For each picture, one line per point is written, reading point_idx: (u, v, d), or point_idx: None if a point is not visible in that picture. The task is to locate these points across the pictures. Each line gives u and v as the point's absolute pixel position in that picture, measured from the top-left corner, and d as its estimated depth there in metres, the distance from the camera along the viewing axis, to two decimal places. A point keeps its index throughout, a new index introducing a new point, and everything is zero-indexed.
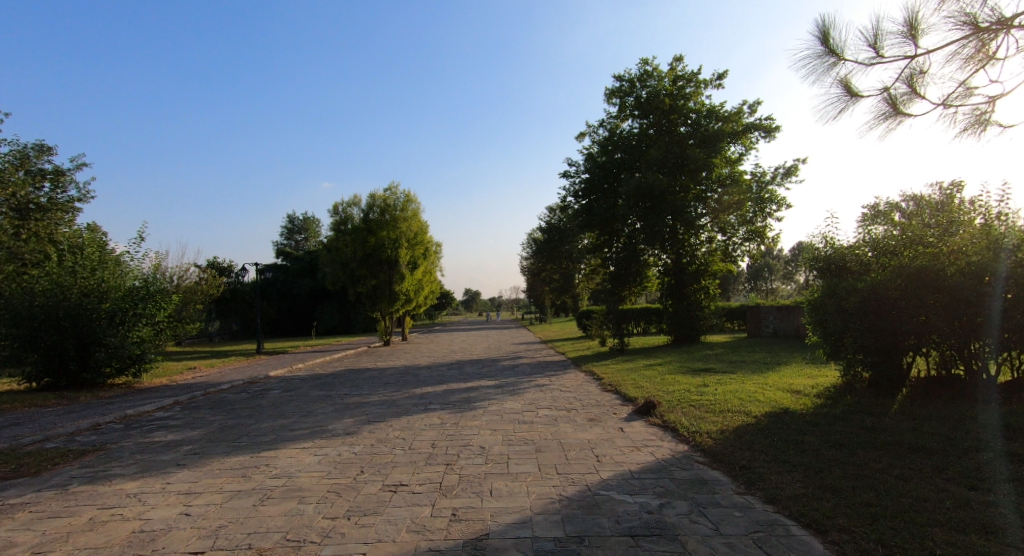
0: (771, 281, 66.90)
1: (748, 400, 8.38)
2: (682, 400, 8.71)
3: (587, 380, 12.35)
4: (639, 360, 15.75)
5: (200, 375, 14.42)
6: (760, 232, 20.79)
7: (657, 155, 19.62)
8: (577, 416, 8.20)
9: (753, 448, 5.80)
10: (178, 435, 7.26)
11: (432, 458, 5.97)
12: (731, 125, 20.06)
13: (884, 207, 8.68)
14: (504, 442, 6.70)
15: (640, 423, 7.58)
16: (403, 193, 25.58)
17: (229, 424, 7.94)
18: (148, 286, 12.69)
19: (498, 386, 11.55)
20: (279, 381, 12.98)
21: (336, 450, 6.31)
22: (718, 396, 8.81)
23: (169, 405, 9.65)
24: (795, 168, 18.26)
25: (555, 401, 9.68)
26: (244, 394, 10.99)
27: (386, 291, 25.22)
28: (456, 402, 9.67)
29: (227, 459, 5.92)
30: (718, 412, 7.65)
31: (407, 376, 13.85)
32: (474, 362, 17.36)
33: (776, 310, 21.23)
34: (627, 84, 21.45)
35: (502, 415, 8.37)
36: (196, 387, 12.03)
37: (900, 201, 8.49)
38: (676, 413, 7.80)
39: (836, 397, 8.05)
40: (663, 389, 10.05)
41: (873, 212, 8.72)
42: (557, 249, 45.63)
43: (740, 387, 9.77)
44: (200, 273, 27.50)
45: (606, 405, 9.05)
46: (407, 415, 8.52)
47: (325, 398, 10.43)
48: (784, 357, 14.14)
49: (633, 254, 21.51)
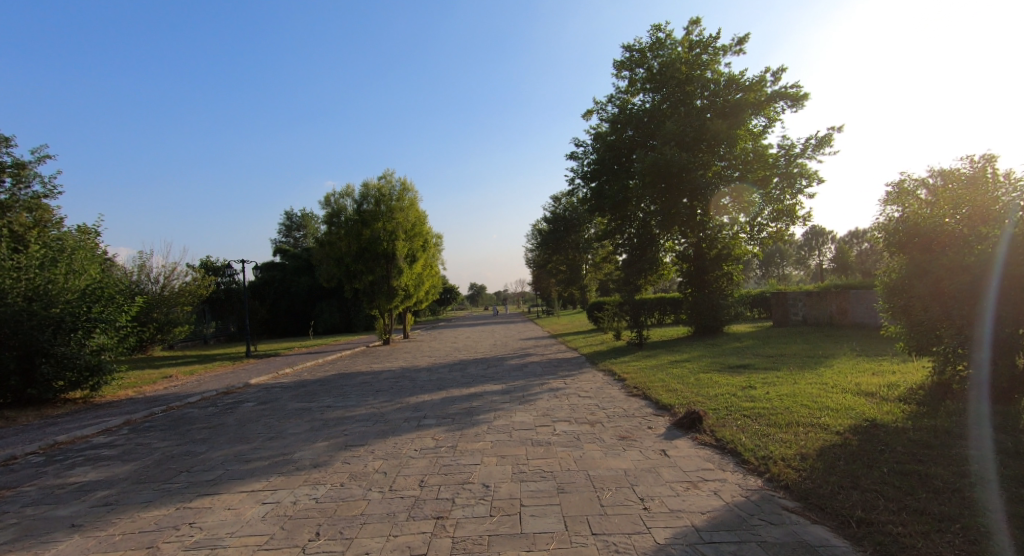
0: (783, 267, 65.19)
1: (817, 406, 6.79)
2: (732, 408, 7.10)
3: (607, 382, 10.76)
4: (663, 356, 14.16)
5: (176, 384, 12.94)
6: (786, 209, 19.14)
7: (674, 129, 17.87)
8: (604, 434, 6.60)
9: (862, 487, 4.20)
10: (103, 471, 5.71)
11: (417, 510, 4.37)
12: (755, 94, 18.36)
13: (911, 182, 7.20)
14: (514, 477, 5.11)
15: (686, 443, 5.97)
16: (399, 181, 23.99)
17: (175, 453, 6.37)
18: (105, 287, 11.21)
19: (505, 392, 9.96)
20: (258, 391, 11.46)
21: (291, 497, 4.73)
22: (776, 403, 7.23)
23: (116, 426, 8.16)
24: (828, 138, 16.60)
25: (574, 411, 8.08)
26: (211, 409, 9.47)
27: (384, 286, 23.71)
28: (456, 416, 8.06)
29: (138, 517, 4.33)
30: (784, 426, 6.06)
31: (402, 381, 12.28)
32: (479, 361, 15.78)
33: (805, 296, 19.55)
34: (638, 54, 19.80)
35: (510, 435, 6.77)
36: (160, 401, 10.52)
37: (929, 179, 6.96)
38: (731, 427, 6.21)
39: (931, 403, 6.49)
40: (704, 393, 8.43)
41: (898, 190, 7.27)
42: (562, 240, 44.28)
43: (797, 388, 8.18)
44: (188, 271, 26.02)
45: (637, 417, 7.43)
46: (395, 436, 6.92)
47: (303, 412, 8.85)
48: (829, 350, 12.48)
49: (649, 239, 20.07)
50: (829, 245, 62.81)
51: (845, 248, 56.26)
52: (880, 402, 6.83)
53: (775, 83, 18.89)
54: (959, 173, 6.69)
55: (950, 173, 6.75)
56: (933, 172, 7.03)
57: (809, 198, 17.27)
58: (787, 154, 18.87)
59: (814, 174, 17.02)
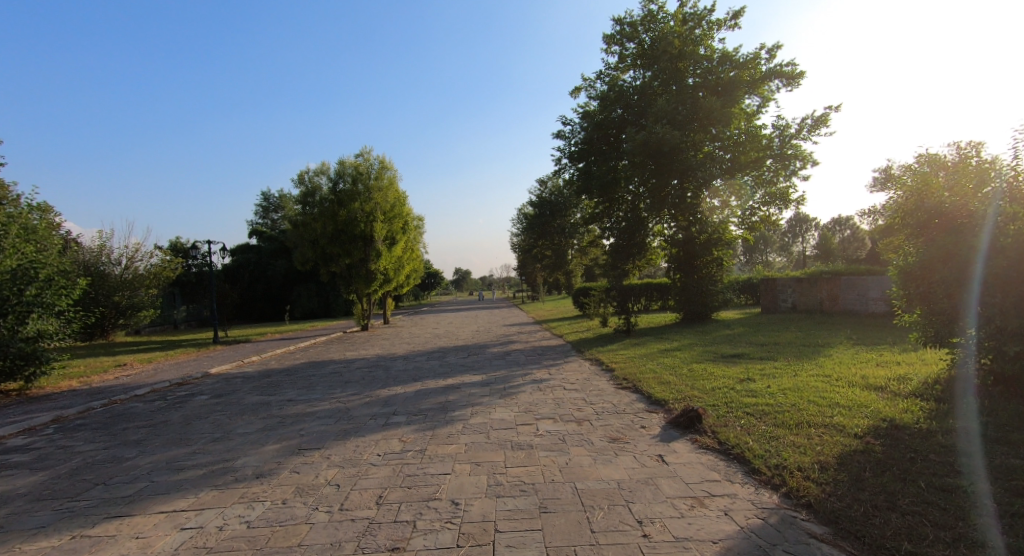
0: (766, 252, 65.35)
1: (827, 403, 6.06)
2: (733, 405, 6.39)
3: (595, 373, 10.05)
4: (652, 344, 13.52)
5: (128, 374, 12.01)
6: (779, 193, 18.57)
7: (665, 107, 17.14)
8: (593, 435, 5.88)
9: (900, 508, 3.48)
10: (2, 485, 4.84)
11: (368, 538, 3.58)
12: (749, 72, 17.67)
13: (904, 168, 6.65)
14: (488, 491, 4.34)
15: (686, 446, 5.24)
16: (377, 158, 22.95)
17: (98, 459, 5.51)
18: (40, 267, 10.19)
19: (484, 384, 9.20)
20: (216, 382, 10.56)
21: (218, 520, 3.92)
22: (781, 399, 6.51)
23: (43, 424, 7.26)
24: (825, 118, 15.98)
25: (560, 406, 7.35)
26: (158, 403, 8.59)
27: (361, 270, 22.63)
28: (429, 412, 7.28)
29: (18, 552, 3.50)
30: (794, 427, 5.31)
31: (375, 371, 11.46)
32: (459, 349, 15.02)
33: (795, 282, 18.97)
34: (629, 28, 18.96)
35: (487, 436, 6.01)
36: (102, 393, 9.57)
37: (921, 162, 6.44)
38: (734, 429, 5.48)
39: (951, 399, 5.78)
40: (700, 386, 7.74)
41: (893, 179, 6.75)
42: (547, 224, 43.59)
43: (799, 381, 7.49)
44: (154, 253, 24.78)
45: (629, 414, 6.72)
46: (357, 437, 6.13)
47: (260, 408, 8.00)
48: (825, 338, 11.92)
49: (637, 221, 19.34)
50: (812, 232, 62.97)
51: (828, 234, 56.43)
52: (894, 397, 6.10)
53: (770, 61, 18.25)
54: (948, 160, 6.25)
55: (941, 158, 6.30)
56: (918, 157, 6.55)
57: (803, 180, 16.68)
58: (782, 135, 18.23)
59: (809, 155, 16.44)
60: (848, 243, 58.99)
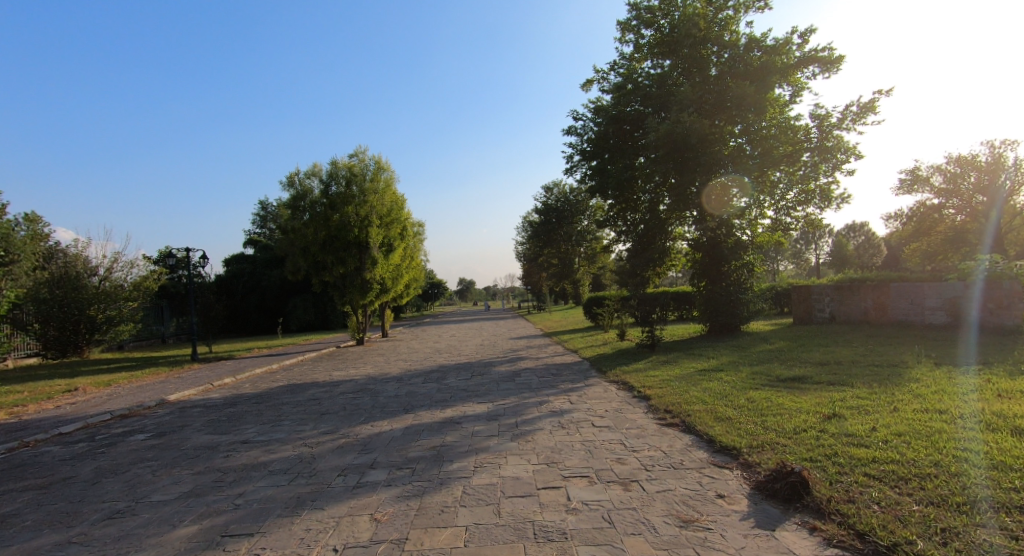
0: (778, 261, 63.30)
1: (990, 464, 4.20)
2: (843, 462, 4.55)
3: (627, 401, 8.20)
4: (685, 362, 11.66)
5: (73, 402, 10.16)
6: (817, 190, 16.77)
7: (691, 95, 15.42)
8: (651, 512, 4.02)
9: None
10: None
11: None
12: (781, 57, 15.91)
13: None
14: None
15: (805, 544, 3.39)
16: (372, 159, 21.24)
17: None
18: None
19: (490, 419, 7.34)
20: (169, 414, 8.77)
21: None
22: (911, 452, 4.64)
23: None
24: (872, 105, 14.23)
25: (593, 456, 5.50)
26: (80, 446, 6.79)
27: (356, 279, 20.87)
28: (418, 464, 5.44)
29: None
30: (972, 511, 3.45)
31: (361, 397, 9.63)
32: (461, 368, 13.16)
33: (833, 290, 17.14)
34: (646, 13, 17.30)
35: (497, 512, 4.16)
36: (24, 431, 7.74)
37: None
38: (874, 511, 3.62)
39: None
40: (775, 426, 5.85)
41: None
42: (553, 232, 41.87)
43: (911, 422, 5.62)
44: (134, 261, 22.95)
45: (693, 472, 4.85)
46: (311, 511, 4.30)
47: (202, 454, 6.20)
48: (891, 356, 10.10)
49: (658, 224, 17.58)
50: (824, 240, 61.00)
51: (842, 242, 54.67)
52: None
53: (803, 46, 16.56)
54: None
55: None
56: None
57: (847, 175, 14.84)
58: (821, 126, 16.47)
59: (854, 147, 14.64)
60: (863, 250, 57.11)
